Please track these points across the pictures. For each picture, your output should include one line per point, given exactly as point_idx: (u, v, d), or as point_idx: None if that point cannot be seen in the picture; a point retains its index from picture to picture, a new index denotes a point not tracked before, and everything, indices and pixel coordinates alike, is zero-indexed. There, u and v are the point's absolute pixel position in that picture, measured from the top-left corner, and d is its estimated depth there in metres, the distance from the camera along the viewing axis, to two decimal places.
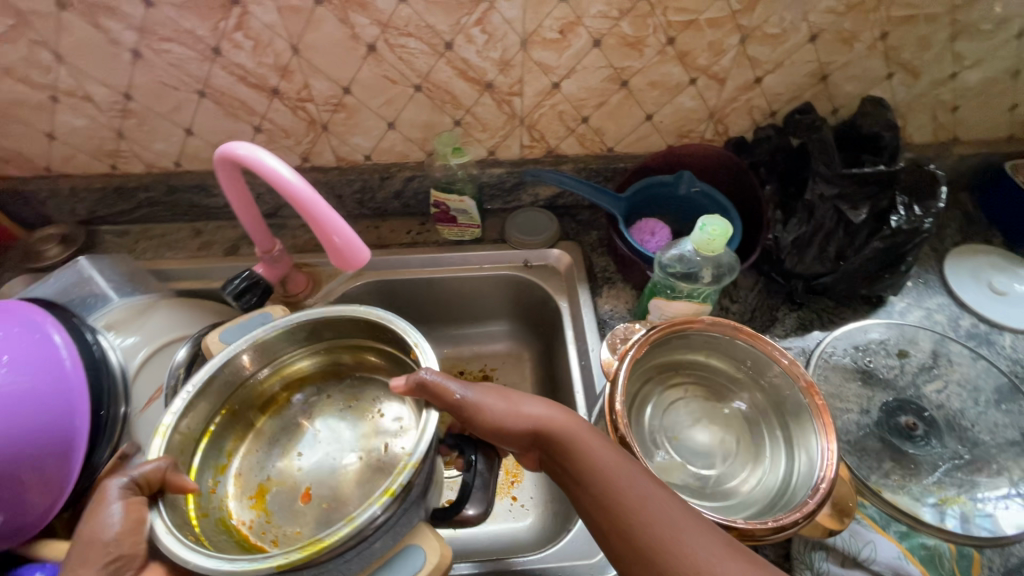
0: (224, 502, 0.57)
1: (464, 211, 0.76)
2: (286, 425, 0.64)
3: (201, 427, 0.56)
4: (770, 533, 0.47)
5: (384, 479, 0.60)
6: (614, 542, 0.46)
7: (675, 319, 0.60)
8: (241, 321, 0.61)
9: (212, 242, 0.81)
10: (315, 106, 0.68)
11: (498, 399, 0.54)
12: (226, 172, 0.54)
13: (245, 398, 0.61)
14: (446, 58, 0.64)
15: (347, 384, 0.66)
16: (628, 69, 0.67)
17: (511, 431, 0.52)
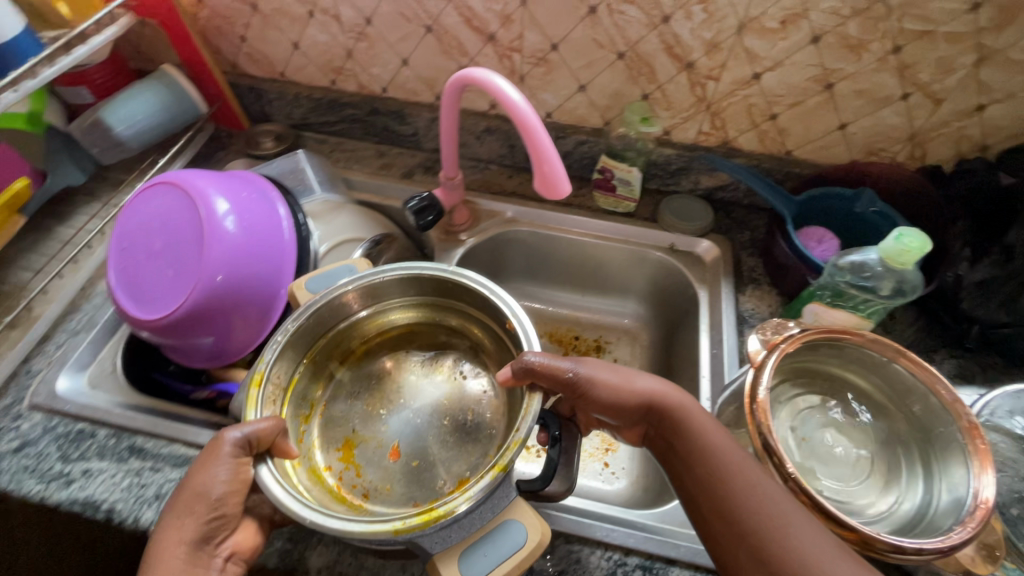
0: (311, 452, 0.61)
1: (628, 181, 0.78)
2: (367, 376, 0.67)
3: (288, 377, 0.60)
4: (893, 551, 0.46)
5: (471, 445, 0.61)
6: (716, 524, 0.47)
7: (832, 326, 0.58)
8: (327, 270, 0.63)
9: (392, 164, 0.90)
10: (521, 57, 0.73)
11: (612, 374, 0.56)
12: (455, 91, 0.60)
13: (326, 348, 0.64)
14: (658, 31, 0.66)
15: (432, 342, 0.69)
16: (838, 72, 0.65)
17: (620, 406, 0.55)
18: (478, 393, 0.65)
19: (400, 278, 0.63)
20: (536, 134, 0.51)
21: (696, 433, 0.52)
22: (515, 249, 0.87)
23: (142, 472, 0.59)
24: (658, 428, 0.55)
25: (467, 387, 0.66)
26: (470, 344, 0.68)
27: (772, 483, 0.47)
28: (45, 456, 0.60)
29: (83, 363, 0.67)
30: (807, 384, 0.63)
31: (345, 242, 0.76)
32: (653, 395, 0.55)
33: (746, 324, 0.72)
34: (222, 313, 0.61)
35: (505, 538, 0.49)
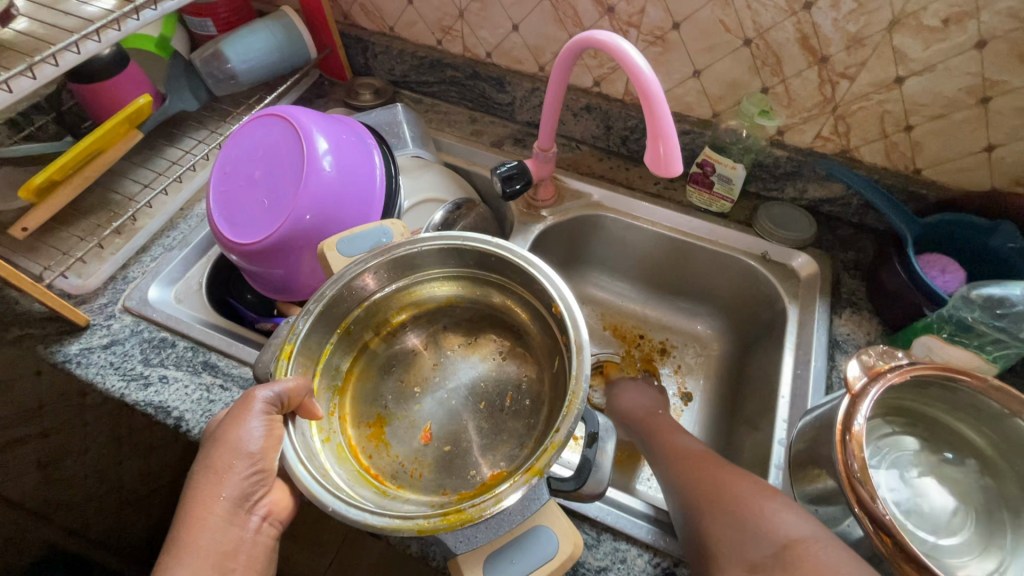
0: (342, 426, 0.54)
1: (728, 179, 0.73)
2: (400, 352, 0.61)
3: (319, 348, 0.54)
4: None
5: (506, 429, 0.55)
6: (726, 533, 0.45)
7: (948, 364, 0.52)
8: (356, 232, 0.58)
9: (482, 132, 0.89)
10: (637, 34, 0.70)
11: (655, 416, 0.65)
12: (571, 58, 0.58)
13: (362, 318, 0.58)
14: (796, 18, 0.61)
15: (466, 319, 0.62)
16: (1000, 84, 0.58)
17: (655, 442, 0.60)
18: (512, 376, 0.59)
19: (439, 248, 0.57)
20: (655, 105, 0.49)
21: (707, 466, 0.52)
22: (595, 234, 0.84)
23: (212, 387, 0.60)
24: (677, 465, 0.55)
25: (503, 368, 0.60)
26: (512, 323, 0.60)
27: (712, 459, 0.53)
28: (128, 356, 0.62)
29: (173, 277, 0.70)
30: (904, 426, 0.56)
31: (424, 201, 0.76)
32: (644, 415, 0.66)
33: (838, 349, 0.66)
34: (297, 249, 0.62)
35: (536, 544, 0.47)
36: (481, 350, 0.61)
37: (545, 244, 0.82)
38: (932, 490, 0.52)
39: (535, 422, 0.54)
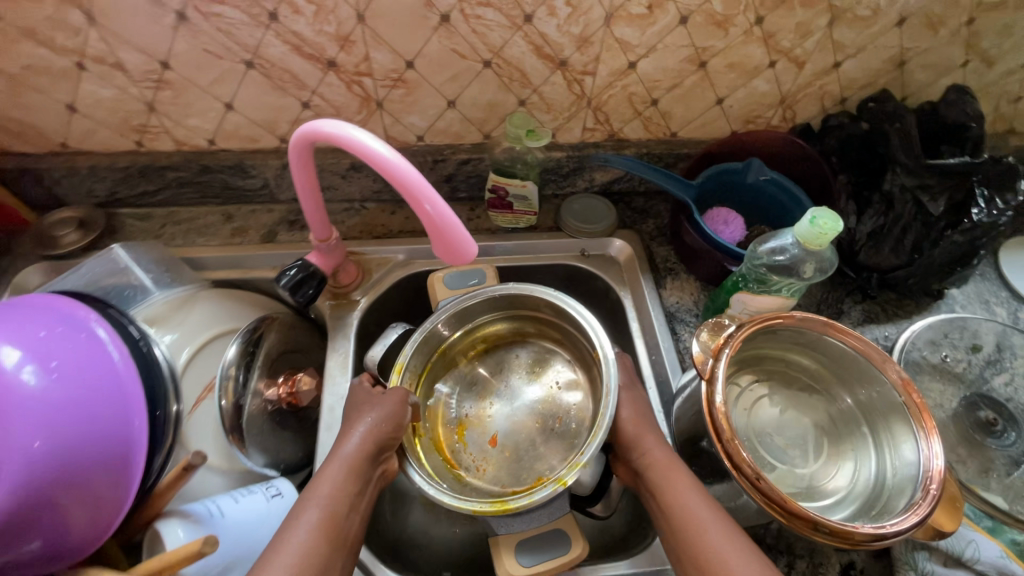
0: (435, 426, 0.66)
1: (524, 197, 0.72)
2: (478, 375, 0.70)
3: (422, 364, 0.66)
4: (871, 539, 0.46)
5: (558, 444, 0.63)
6: (676, 548, 0.47)
7: (762, 314, 0.57)
8: (463, 269, 0.69)
9: (246, 228, 0.74)
10: (373, 81, 0.62)
11: (639, 419, 0.56)
12: (302, 156, 0.48)
13: (455, 344, 0.69)
14: (523, 32, 0.59)
15: (534, 351, 0.71)
16: (709, 49, 0.63)
17: (629, 447, 0.54)
18: (578, 405, 0.66)
19: (507, 293, 0.66)
20: (424, 194, 0.43)
21: (672, 483, 0.50)
22: (421, 292, 0.77)
23: None
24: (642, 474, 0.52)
25: (563, 398, 0.67)
26: (574, 354, 0.69)
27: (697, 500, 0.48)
28: None
29: None
30: (754, 371, 0.61)
31: (213, 337, 0.63)
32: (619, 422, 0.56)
33: (676, 320, 0.70)
34: (39, 496, 0.44)
35: (551, 544, 0.55)
36: (540, 376, 0.69)
37: (372, 326, 0.72)
38: (785, 423, 0.59)
39: (579, 442, 0.63)
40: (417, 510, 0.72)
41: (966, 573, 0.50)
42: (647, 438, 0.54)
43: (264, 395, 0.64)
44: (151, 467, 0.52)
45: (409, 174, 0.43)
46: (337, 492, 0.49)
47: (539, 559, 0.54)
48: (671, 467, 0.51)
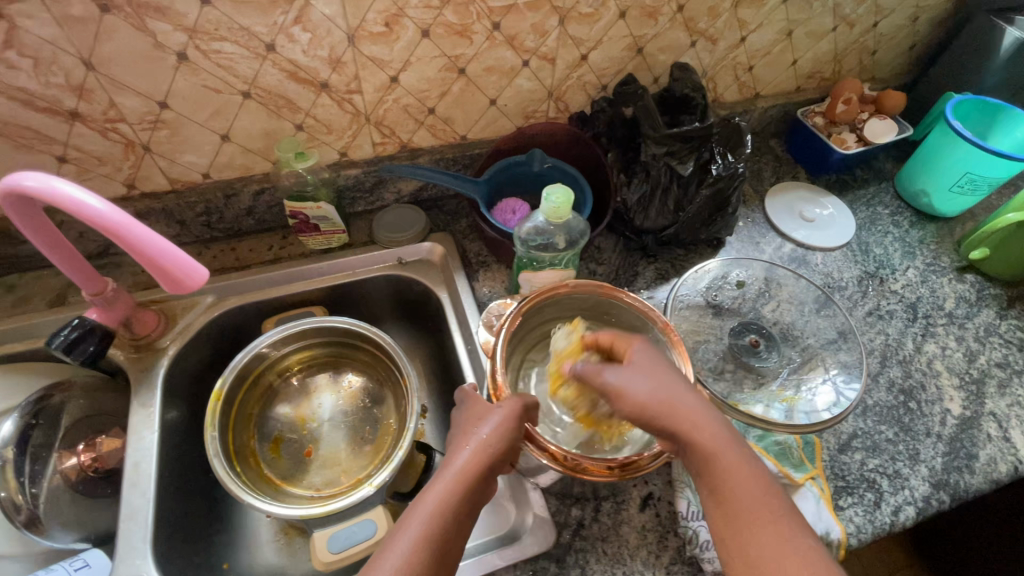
0: (248, 444, 0.68)
1: (324, 217, 0.73)
2: (289, 392, 0.74)
3: (238, 388, 0.67)
4: (650, 460, 0.50)
5: (366, 453, 0.71)
6: (727, 542, 0.42)
7: (546, 286, 0.60)
8: (294, 313, 0.75)
9: (30, 296, 0.70)
10: (129, 126, 0.62)
11: (657, 389, 0.46)
12: (20, 208, 0.46)
13: (270, 367, 0.72)
14: (271, 60, 0.60)
15: (346, 372, 0.76)
16: (462, 56, 0.68)
17: (660, 428, 0.45)
18: (379, 415, 0.74)
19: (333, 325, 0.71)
20: (167, 254, 0.48)
21: (728, 471, 0.43)
22: (241, 328, 0.76)
23: None
24: (688, 461, 0.45)
25: (372, 411, 0.74)
26: (380, 375, 0.75)
27: (750, 472, 0.44)
28: None
29: None
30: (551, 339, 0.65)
31: None
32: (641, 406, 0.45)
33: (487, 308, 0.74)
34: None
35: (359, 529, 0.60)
36: (353, 399, 0.75)
37: (189, 371, 0.71)
38: None
39: (376, 449, 0.71)
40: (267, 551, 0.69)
41: None
42: (694, 423, 0.45)
43: (60, 467, 0.60)
44: None
45: (133, 227, 0.45)
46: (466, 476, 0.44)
47: (350, 547, 0.59)
48: (680, 427, 0.45)
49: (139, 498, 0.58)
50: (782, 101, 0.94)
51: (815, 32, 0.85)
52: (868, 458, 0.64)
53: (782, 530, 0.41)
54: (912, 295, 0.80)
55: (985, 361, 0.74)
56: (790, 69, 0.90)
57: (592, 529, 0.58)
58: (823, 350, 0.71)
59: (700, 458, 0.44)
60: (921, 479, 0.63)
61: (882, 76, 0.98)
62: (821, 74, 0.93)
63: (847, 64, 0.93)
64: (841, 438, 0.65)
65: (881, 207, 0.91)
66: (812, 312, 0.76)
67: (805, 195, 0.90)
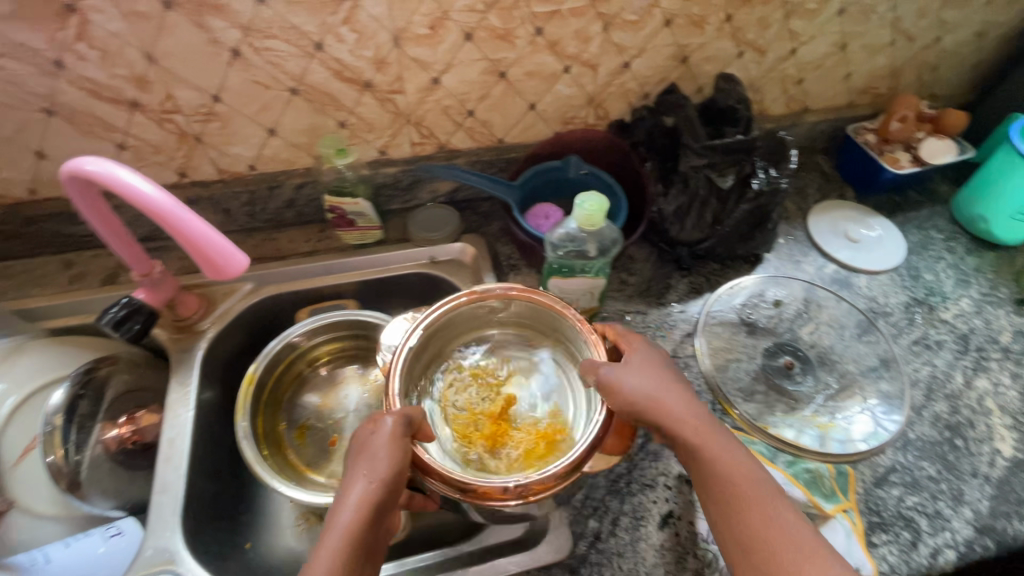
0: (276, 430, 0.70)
1: (361, 213, 0.75)
2: (317, 382, 0.75)
3: (268, 374, 0.69)
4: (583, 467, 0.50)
5: None
6: (718, 517, 0.45)
7: (475, 291, 0.60)
8: (326, 305, 0.77)
9: (86, 273, 0.74)
10: (184, 117, 0.65)
11: (646, 375, 0.50)
12: (82, 194, 0.49)
13: (300, 356, 0.73)
14: (318, 59, 0.62)
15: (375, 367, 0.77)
16: (504, 60, 0.68)
17: (644, 414, 0.49)
18: None
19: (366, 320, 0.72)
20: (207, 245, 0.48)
21: (710, 442, 0.47)
22: (276, 316, 0.78)
23: None
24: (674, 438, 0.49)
25: None
26: None
27: (722, 449, 0.47)
28: None
29: None
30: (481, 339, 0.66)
31: (37, 388, 0.62)
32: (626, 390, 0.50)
33: None
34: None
35: None
36: (378, 394, 0.75)
37: (224, 355, 0.73)
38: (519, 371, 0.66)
39: None
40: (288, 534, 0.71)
41: None
42: (674, 402, 0.49)
43: (102, 438, 0.64)
44: None
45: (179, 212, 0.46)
46: (360, 506, 0.44)
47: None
48: (667, 409, 0.49)
49: (172, 474, 0.61)
50: (832, 116, 0.91)
51: (871, 46, 0.82)
52: (906, 495, 0.61)
53: (770, 501, 0.44)
54: (965, 325, 0.76)
55: None
56: (842, 83, 0.86)
57: (608, 543, 0.57)
58: (863, 377, 0.68)
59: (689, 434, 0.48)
60: (964, 521, 0.59)
61: (943, 93, 0.93)
62: (875, 90, 0.89)
63: (905, 80, 0.89)
64: (878, 473, 0.62)
65: (934, 231, 0.87)
66: (853, 336, 0.73)
67: (852, 214, 0.87)
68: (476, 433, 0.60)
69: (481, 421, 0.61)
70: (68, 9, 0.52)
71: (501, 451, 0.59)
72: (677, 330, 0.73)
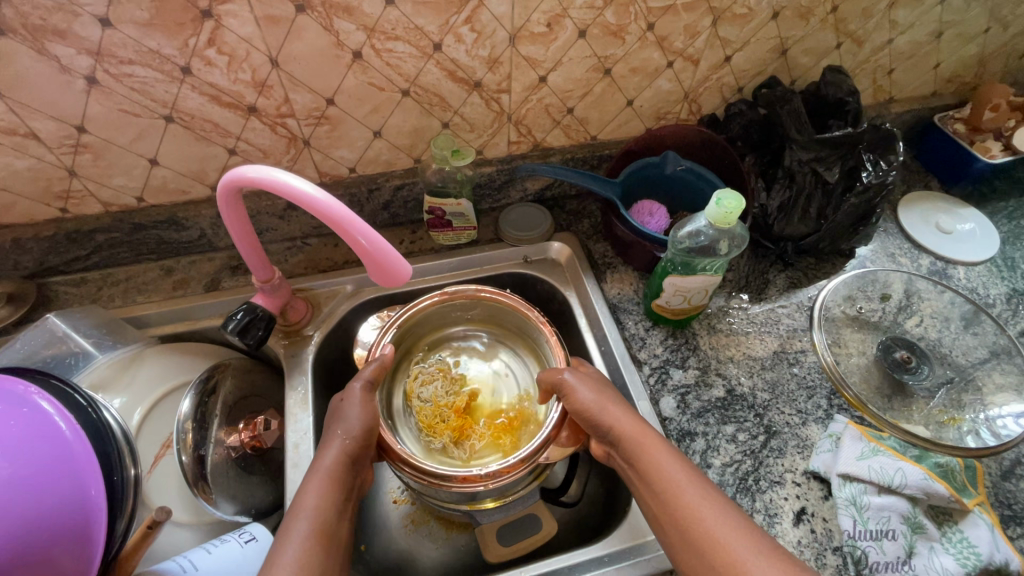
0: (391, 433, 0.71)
1: (461, 214, 0.74)
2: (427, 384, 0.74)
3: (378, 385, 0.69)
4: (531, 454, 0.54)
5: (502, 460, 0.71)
6: (669, 529, 0.47)
7: (458, 293, 0.64)
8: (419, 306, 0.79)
9: (188, 279, 0.74)
10: (296, 121, 0.64)
11: (594, 391, 0.55)
12: (231, 201, 0.49)
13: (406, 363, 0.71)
14: (435, 60, 0.62)
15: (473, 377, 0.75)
16: (611, 57, 0.68)
17: (599, 424, 0.53)
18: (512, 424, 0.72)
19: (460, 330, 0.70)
20: (357, 228, 0.46)
21: (650, 450, 0.50)
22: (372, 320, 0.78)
23: None
24: (623, 452, 0.52)
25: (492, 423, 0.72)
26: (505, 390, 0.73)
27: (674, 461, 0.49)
28: None
29: None
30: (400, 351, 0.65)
31: (164, 395, 0.62)
32: (591, 407, 0.54)
33: (620, 311, 0.74)
34: None
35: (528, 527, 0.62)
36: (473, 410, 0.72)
37: (328, 360, 0.73)
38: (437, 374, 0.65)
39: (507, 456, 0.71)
40: (399, 537, 0.70)
41: (897, 497, 0.55)
42: (620, 422, 0.53)
43: (226, 443, 0.63)
44: (115, 532, 0.50)
45: (330, 204, 0.45)
46: (324, 502, 0.46)
47: (519, 540, 0.61)
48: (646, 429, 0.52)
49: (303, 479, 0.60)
50: (917, 106, 0.89)
51: (965, 34, 0.81)
52: None
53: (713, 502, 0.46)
54: None
55: None
56: (931, 72, 0.85)
57: None
58: (976, 370, 0.68)
59: (629, 448, 0.51)
60: None
61: None
62: (962, 79, 0.88)
63: (992, 68, 0.88)
64: (1004, 466, 0.62)
65: None
66: (959, 328, 0.73)
67: (942, 206, 0.86)
68: (442, 423, 0.60)
69: (448, 413, 0.60)
70: (204, 14, 0.52)
71: (464, 443, 0.59)
72: (783, 326, 0.73)
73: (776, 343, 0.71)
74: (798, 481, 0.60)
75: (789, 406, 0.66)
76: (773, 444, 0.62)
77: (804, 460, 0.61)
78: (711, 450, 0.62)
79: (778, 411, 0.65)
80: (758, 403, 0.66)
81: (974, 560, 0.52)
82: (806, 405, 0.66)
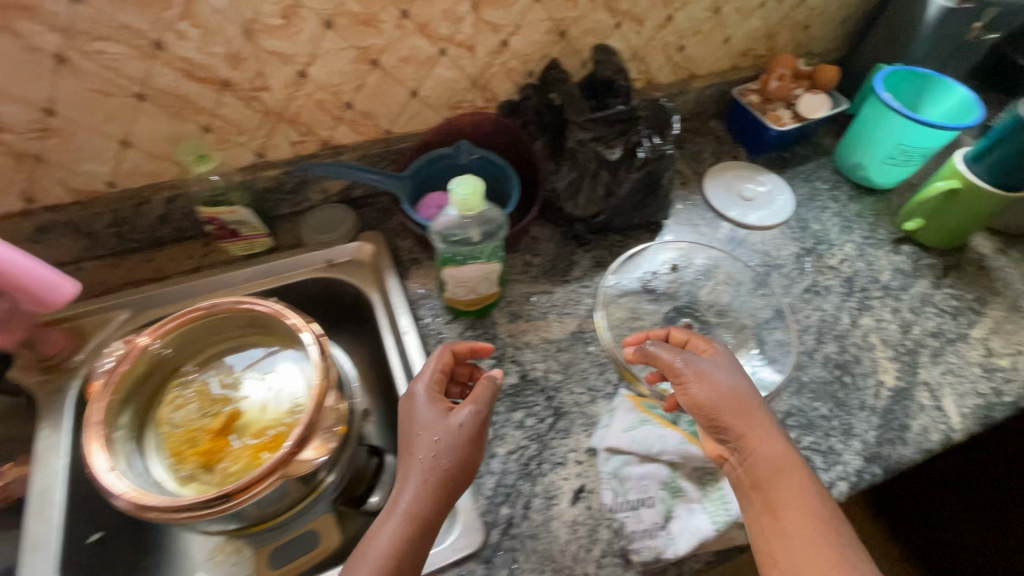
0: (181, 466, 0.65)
1: (242, 221, 0.70)
2: None
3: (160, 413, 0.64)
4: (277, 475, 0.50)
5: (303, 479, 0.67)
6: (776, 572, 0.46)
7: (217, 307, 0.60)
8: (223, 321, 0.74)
9: None
10: (14, 136, 0.58)
11: (726, 393, 0.54)
12: None
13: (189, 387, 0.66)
14: (161, 59, 0.57)
15: None
16: (372, 47, 0.65)
17: (729, 421, 0.53)
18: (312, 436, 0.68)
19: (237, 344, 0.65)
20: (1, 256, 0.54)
21: (788, 475, 0.50)
22: None
23: None
24: (749, 470, 0.51)
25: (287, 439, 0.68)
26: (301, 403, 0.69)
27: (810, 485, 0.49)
28: None
29: None
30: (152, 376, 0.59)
31: None
32: (735, 400, 0.54)
33: (420, 307, 0.72)
34: None
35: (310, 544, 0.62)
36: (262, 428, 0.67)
37: None
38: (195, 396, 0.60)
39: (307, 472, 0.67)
40: None
41: (658, 465, 0.57)
42: (758, 434, 0.52)
43: None
44: None
45: None
46: (416, 505, 0.49)
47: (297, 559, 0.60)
48: (764, 442, 0.52)
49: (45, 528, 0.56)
50: (718, 80, 0.93)
51: (744, 9, 0.84)
52: (802, 435, 0.64)
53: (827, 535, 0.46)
54: (849, 269, 0.80)
55: (919, 331, 0.74)
56: (723, 47, 0.89)
57: (521, 527, 0.56)
58: (762, 329, 0.72)
59: (758, 470, 0.51)
60: (854, 453, 0.63)
61: (817, 50, 0.97)
62: (755, 52, 0.92)
63: (781, 40, 0.92)
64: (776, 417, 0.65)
65: (820, 182, 0.91)
66: (749, 291, 0.75)
67: (744, 174, 0.90)
68: (190, 449, 0.55)
69: (200, 436, 0.57)
70: None
71: (217, 467, 0.55)
72: (583, 306, 0.73)
73: (574, 324, 0.71)
74: (580, 459, 0.60)
75: (580, 385, 0.66)
76: (559, 426, 0.63)
77: (588, 438, 0.62)
78: (497, 439, 0.62)
79: (569, 391, 0.66)
80: (549, 386, 0.66)
81: (725, 516, 0.54)
82: (596, 381, 0.66)
